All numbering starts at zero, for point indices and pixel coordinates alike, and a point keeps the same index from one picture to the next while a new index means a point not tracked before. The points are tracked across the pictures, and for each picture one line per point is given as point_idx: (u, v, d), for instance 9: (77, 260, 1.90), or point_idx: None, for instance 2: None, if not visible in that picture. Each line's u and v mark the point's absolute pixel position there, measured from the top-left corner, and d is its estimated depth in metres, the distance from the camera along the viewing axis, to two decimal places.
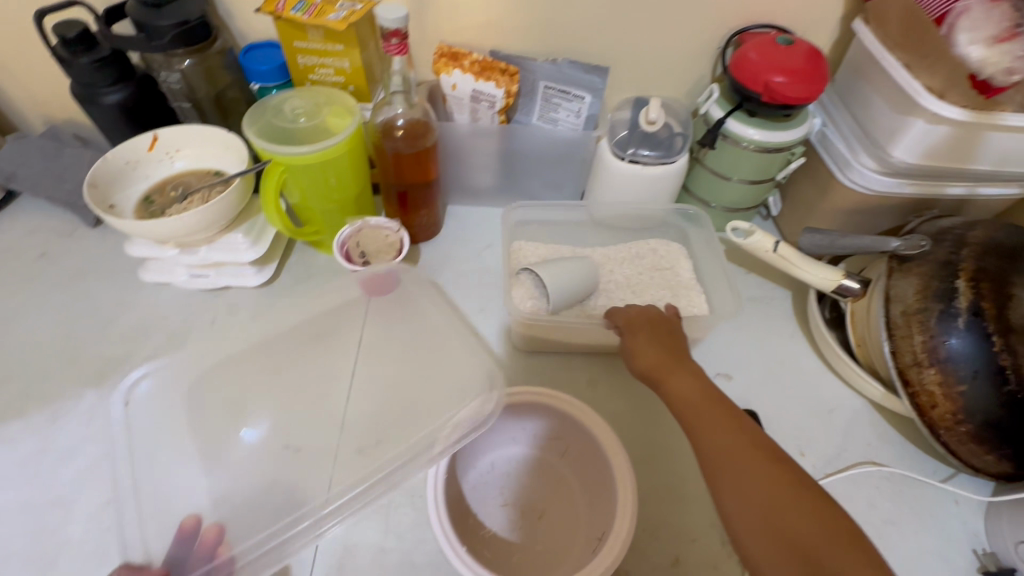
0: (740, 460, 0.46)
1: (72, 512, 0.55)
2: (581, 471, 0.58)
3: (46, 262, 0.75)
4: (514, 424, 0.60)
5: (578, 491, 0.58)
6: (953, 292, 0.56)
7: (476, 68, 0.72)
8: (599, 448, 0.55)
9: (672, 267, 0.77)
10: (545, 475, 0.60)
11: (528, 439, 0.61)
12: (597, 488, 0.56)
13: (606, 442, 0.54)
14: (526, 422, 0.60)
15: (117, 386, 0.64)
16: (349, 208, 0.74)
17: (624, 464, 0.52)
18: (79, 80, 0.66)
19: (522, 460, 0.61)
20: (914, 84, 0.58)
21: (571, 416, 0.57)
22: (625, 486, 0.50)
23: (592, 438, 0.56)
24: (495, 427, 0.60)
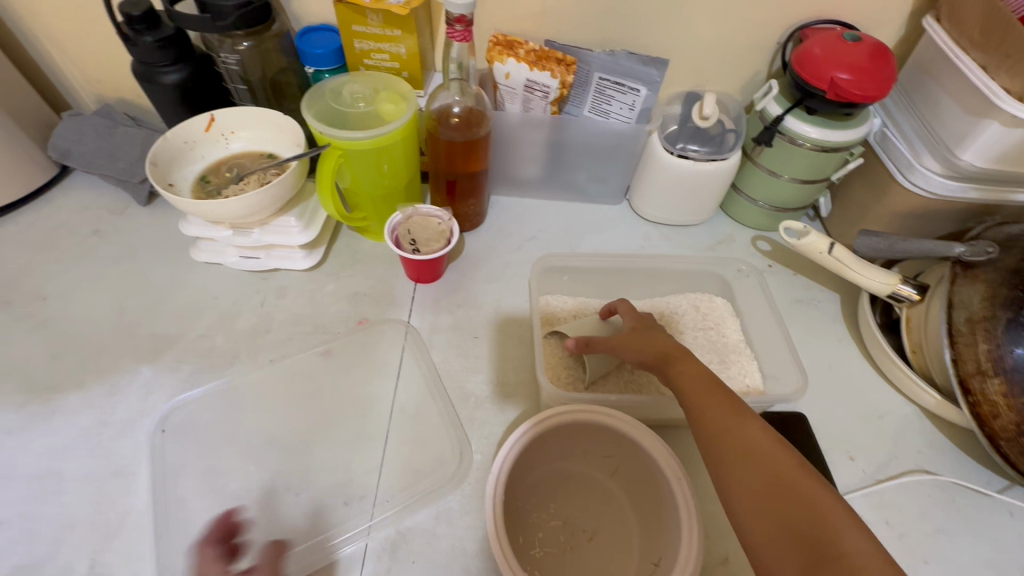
0: (749, 464, 0.43)
1: (131, 484, 0.56)
2: (635, 491, 0.57)
3: (100, 239, 0.76)
4: (567, 441, 0.58)
5: (631, 509, 0.57)
6: (1022, 300, 0.55)
7: (531, 57, 0.71)
8: (658, 469, 0.53)
9: (719, 326, 0.73)
10: (595, 493, 0.59)
11: (579, 457, 0.59)
12: (654, 509, 0.54)
13: (668, 468, 0.52)
14: (579, 440, 0.58)
15: (171, 363, 0.65)
16: (397, 195, 0.74)
17: (689, 490, 0.50)
18: (140, 59, 0.66)
19: (571, 477, 0.59)
20: (992, 85, 0.57)
21: (627, 436, 0.55)
22: (684, 499, 0.50)
23: (648, 458, 0.54)
24: (547, 444, 0.58)
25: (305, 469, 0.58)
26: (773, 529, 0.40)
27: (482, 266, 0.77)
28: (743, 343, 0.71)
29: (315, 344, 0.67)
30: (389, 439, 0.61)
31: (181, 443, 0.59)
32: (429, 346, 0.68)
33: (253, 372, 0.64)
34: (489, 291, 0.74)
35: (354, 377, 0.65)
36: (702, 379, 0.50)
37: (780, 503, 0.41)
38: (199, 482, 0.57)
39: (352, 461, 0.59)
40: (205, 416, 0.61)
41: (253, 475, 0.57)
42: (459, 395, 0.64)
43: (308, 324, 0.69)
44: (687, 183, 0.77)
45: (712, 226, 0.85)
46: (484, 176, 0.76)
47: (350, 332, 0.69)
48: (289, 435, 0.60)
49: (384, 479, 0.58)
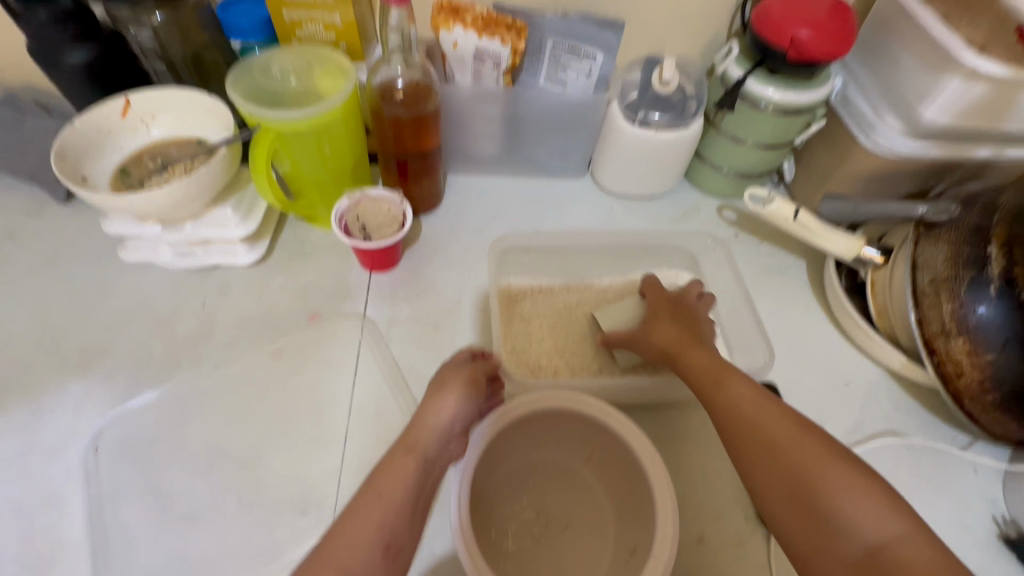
0: (750, 423, 0.44)
1: (66, 510, 0.52)
2: (611, 478, 0.55)
3: (14, 243, 0.69)
4: (540, 429, 0.55)
5: (608, 496, 0.55)
6: (984, 258, 0.55)
7: (479, 24, 0.65)
8: (637, 463, 0.50)
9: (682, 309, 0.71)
10: (569, 480, 0.57)
11: (552, 444, 0.57)
12: (630, 497, 0.52)
13: (646, 456, 0.49)
14: (551, 427, 0.55)
15: (103, 376, 0.59)
16: (345, 180, 0.69)
17: (665, 479, 0.48)
18: (36, 38, 0.58)
19: (545, 465, 0.57)
20: (952, 39, 0.55)
21: (603, 425, 0.52)
22: (660, 489, 0.48)
23: (625, 447, 0.51)
24: (519, 434, 0.55)
25: (258, 482, 0.54)
26: (773, 469, 0.42)
27: (440, 251, 0.73)
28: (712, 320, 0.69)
29: (263, 345, 0.62)
30: (351, 441, 0.57)
31: (120, 461, 0.55)
32: (388, 339, 0.64)
33: (197, 380, 0.60)
34: (449, 276, 0.70)
35: (310, 375, 0.61)
36: (712, 358, 0.51)
37: (782, 444, 0.42)
38: (143, 502, 0.53)
39: (310, 467, 0.55)
40: (145, 432, 0.56)
41: (202, 492, 0.53)
42: (422, 388, 0.60)
43: (254, 324, 0.64)
44: (650, 153, 0.74)
45: (678, 197, 0.83)
46: (437, 154, 0.71)
47: (301, 329, 0.64)
48: (240, 444, 0.56)
49: (346, 485, 0.54)
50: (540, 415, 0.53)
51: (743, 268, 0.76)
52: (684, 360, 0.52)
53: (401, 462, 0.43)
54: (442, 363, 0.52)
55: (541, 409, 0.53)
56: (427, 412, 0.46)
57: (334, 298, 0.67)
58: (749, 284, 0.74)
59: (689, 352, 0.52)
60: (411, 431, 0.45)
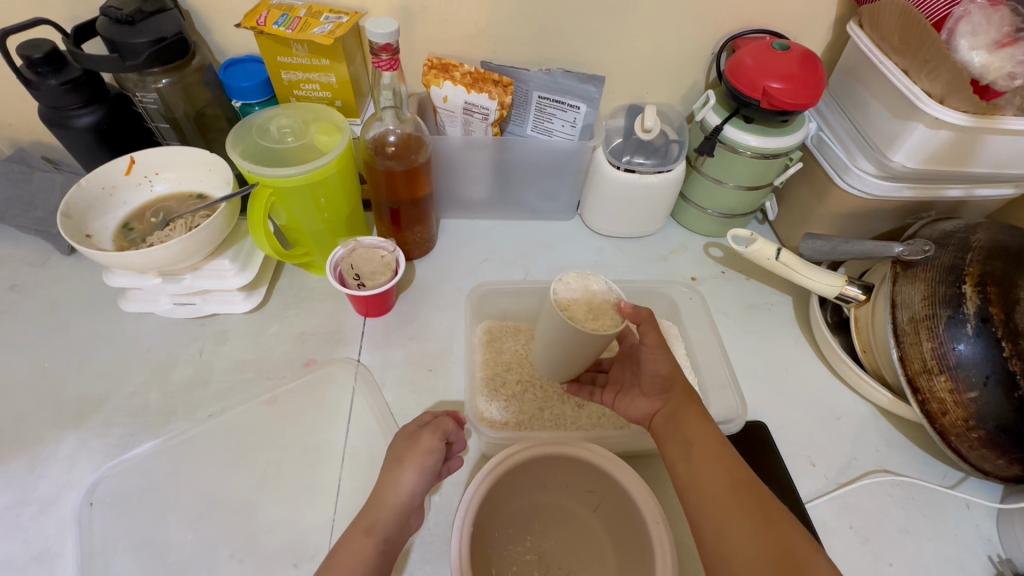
0: (718, 494, 0.47)
1: (57, 565, 0.52)
2: (615, 526, 0.54)
3: (16, 295, 0.71)
4: (548, 472, 0.55)
5: (611, 546, 0.54)
6: (960, 297, 0.56)
7: (467, 80, 0.69)
8: (638, 515, 0.51)
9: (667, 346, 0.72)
10: (573, 527, 0.56)
11: (559, 488, 0.56)
12: (637, 547, 0.51)
13: (648, 509, 0.50)
14: (559, 470, 0.55)
15: (99, 427, 0.60)
16: (340, 228, 0.71)
17: (667, 533, 0.49)
18: (47, 103, 0.62)
19: (550, 509, 0.56)
20: (915, 88, 0.57)
21: (606, 472, 0.53)
22: (661, 542, 0.48)
23: (631, 499, 0.52)
24: (527, 475, 0.55)
25: (250, 532, 0.54)
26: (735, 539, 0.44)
27: (433, 295, 0.75)
28: (690, 365, 0.71)
29: (258, 393, 0.63)
30: (343, 487, 0.57)
31: (113, 513, 0.55)
32: (381, 384, 0.65)
33: (190, 428, 0.60)
34: (442, 319, 0.72)
35: (303, 421, 0.62)
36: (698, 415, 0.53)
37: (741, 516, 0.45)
38: (133, 557, 0.52)
39: (302, 515, 0.55)
40: (139, 483, 0.57)
41: (193, 544, 0.53)
42: None
43: (250, 371, 0.65)
44: (635, 196, 0.77)
45: (665, 236, 0.85)
46: (428, 202, 0.74)
47: (296, 376, 0.65)
48: (232, 493, 0.57)
49: (337, 533, 0.54)
50: (548, 455, 0.53)
51: (730, 305, 0.77)
52: (675, 408, 0.53)
53: (358, 540, 0.47)
54: (403, 429, 0.55)
55: (551, 452, 0.53)
56: (389, 488, 0.50)
57: (329, 343, 0.68)
58: (737, 321, 0.76)
59: (679, 404, 0.54)
60: (373, 505, 0.50)
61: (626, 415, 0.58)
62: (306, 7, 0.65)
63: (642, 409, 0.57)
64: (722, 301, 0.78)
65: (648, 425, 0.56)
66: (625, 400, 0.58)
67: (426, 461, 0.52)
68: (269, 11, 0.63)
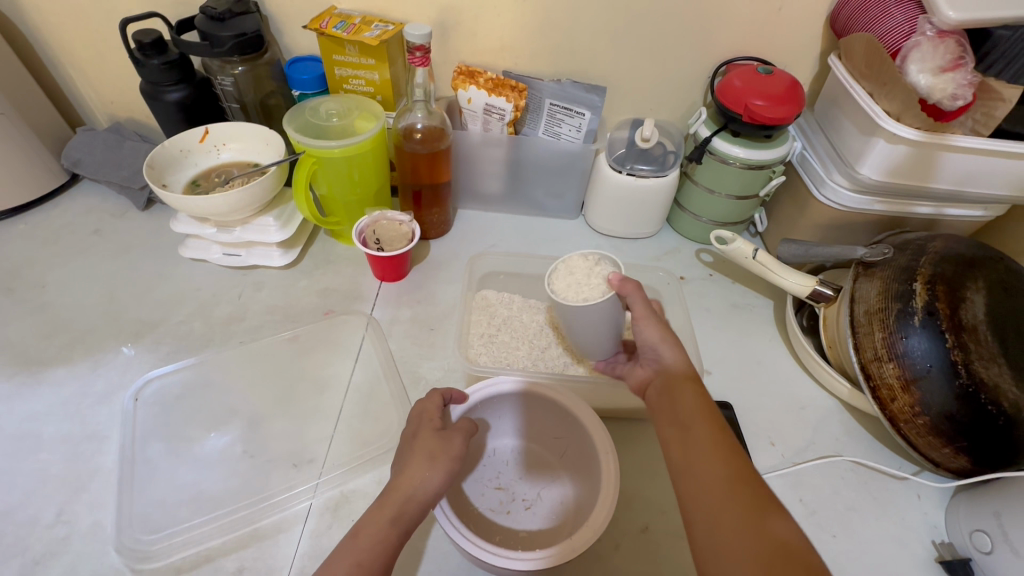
0: (711, 485, 0.45)
1: (104, 445, 0.62)
2: (574, 472, 0.61)
3: (99, 237, 0.84)
4: (520, 416, 0.63)
5: (572, 490, 0.60)
6: (910, 294, 0.61)
7: (489, 85, 0.81)
8: (593, 446, 0.57)
9: None
10: (540, 469, 0.63)
11: (530, 432, 0.64)
12: (589, 486, 0.57)
13: (601, 443, 0.55)
14: (531, 414, 0.63)
15: (151, 344, 0.71)
16: (369, 201, 0.82)
17: (614, 463, 0.54)
18: (147, 79, 0.76)
19: (521, 450, 0.64)
20: (875, 108, 0.66)
21: (568, 411, 0.59)
22: (608, 469, 0.54)
23: (587, 436, 0.58)
24: (502, 414, 0.63)
25: (262, 440, 0.63)
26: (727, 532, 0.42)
27: (443, 268, 0.84)
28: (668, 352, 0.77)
29: (284, 331, 0.73)
30: (344, 415, 0.66)
31: (153, 410, 0.65)
32: (388, 335, 0.74)
33: (223, 352, 0.70)
34: (449, 288, 0.81)
35: (316, 358, 0.71)
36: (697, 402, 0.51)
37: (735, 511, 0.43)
38: (166, 446, 0.62)
39: (307, 432, 0.64)
40: (176, 391, 0.67)
41: (215, 442, 0.63)
42: (410, 377, 0.69)
43: (279, 314, 0.76)
44: (632, 197, 0.85)
45: (660, 239, 0.93)
46: (447, 188, 0.84)
47: (317, 321, 0.75)
48: (252, 406, 0.66)
49: (334, 449, 0.62)
50: (524, 396, 0.61)
51: (713, 303, 0.83)
52: (671, 384, 0.54)
53: (381, 532, 0.46)
54: (430, 423, 0.53)
55: (528, 393, 0.60)
56: (413, 485, 0.48)
57: (348, 298, 0.78)
58: (719, 317, 0.82)
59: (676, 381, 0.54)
60: (397, 499, 0.48)
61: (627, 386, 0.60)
62: (360, 17, 0.78)
63: (638, 378, 0.59)
64: (706, 298, 0.84)
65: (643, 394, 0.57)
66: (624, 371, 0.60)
67: (452, 466, 0.51)
68: (330, 18, 0.76)
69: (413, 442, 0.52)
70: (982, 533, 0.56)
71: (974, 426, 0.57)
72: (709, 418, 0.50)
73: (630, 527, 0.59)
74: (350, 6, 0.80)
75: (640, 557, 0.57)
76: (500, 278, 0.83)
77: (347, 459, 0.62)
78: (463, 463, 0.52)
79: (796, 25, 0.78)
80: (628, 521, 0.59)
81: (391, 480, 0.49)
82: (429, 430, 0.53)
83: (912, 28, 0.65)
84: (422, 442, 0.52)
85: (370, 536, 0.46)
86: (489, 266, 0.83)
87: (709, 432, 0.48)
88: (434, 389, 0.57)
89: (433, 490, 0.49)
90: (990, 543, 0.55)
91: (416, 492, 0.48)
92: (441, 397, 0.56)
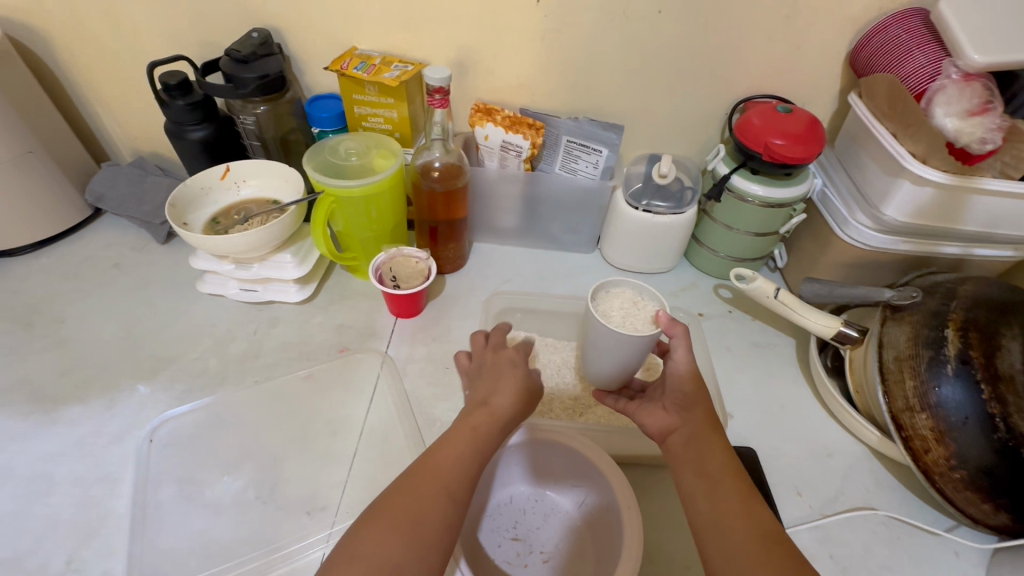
0: (740, 547, 0.44)
1: (117, 487, 0.61)
2: (592, 525, 0.59)
3: (118, 271, 0.85)
4: (534, 464, 0.62)
5: (590, 540, 0.58)
6: (941, 340, 0.59)
7: (507, 122, 0.81)
8: (614, 500, 0.55)
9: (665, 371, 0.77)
10: (559, 518, 0.61)
11: (546, 480, 0.63)
12: (607, 540, 0.56)
13: (622, 497, 0.54)
14: (545, 463, 0.62)
15: (166, 381, 0.71)
16: (385, 238, 0.82)
17: (636, 521, 0.52)
18: (172, 119, 0.78)
19: (540, 498, 0.62)
20: (901, 150, 0.64)
21: (589, 462, 0.58)
22: (630, 529, 0.51)
23: (609, 488, 0.56)
24: (517, 462, 0.62)
25: (276, 482, 0.62)
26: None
27: (458, 303, 0.84)
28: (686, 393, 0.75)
29: (298, 369, 0.73)
30: (357, 460, 0.64)
31: (166, 450, 0.64)
32: (403, 374, 0.73)
33: (238, 389, 0.70)
34: (464, 325, 0.80)
35: (328, 398, 0.70)
36: (725, 458, 0.51)
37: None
38: (179, 488, 0.61)
39: (320, 477, 0.63)
40: (191, 430, 0.66)
41: (230, 483, 0.62)
42: (425, 419, 0.68)
43: (294, 351, 0.75)
44: (649, 234, 0.84)
45: (678, 274, 0.91)
46: (463, 224, 0.84)
47: (332, 358, 0.75)
48: (266, 446, 0.65)
49: (349, 494, 0.61)
50: (540, 448, 0.60)
51: (733, 341, 0.82)
52: (697, 437, 0.52)
53: (487, 430, 0.50)
54: (511, 352, 0.58)
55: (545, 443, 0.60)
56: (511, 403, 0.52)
57: (362, 335, 0.78)
58: (739, 356, 0.80)
59: (706, 437, 0.52)
60: (498, 408, 0.52)
61: (641, 427, 0.58)
62: (381, 58, 0.80)
63: (658, 422, 0.56)
64: (725, 336, 0.82)
65: (662, 440, 0.55)
66: (642, 411, 0.58)
67: (535, 395, 0.56)
68: (351, 59, 0.78)
69: (500, 368, 0.56)
70: None
71: (1015, 482, 0.54)
72: (734, 473, 0.49)
73: None
74: (370, 47, 0.81)
75: None
76: (516, 316, 0.82)
77: (360, 506, 0.60)
78: (539, 396, 0.56)
79: (815, 64, 0.77)
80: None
81: (489, 396, 0.53)
82: (512, 359, 0.57)
83: (936, 71, 0.65)
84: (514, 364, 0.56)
85: (484, 433, 0.50)
86: (506, 307, 0.83)
87: (736, 492, 0.48)
88: (474, 333, 0.63)
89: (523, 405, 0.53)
90: None
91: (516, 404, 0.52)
92: (504, 332, 0.62)
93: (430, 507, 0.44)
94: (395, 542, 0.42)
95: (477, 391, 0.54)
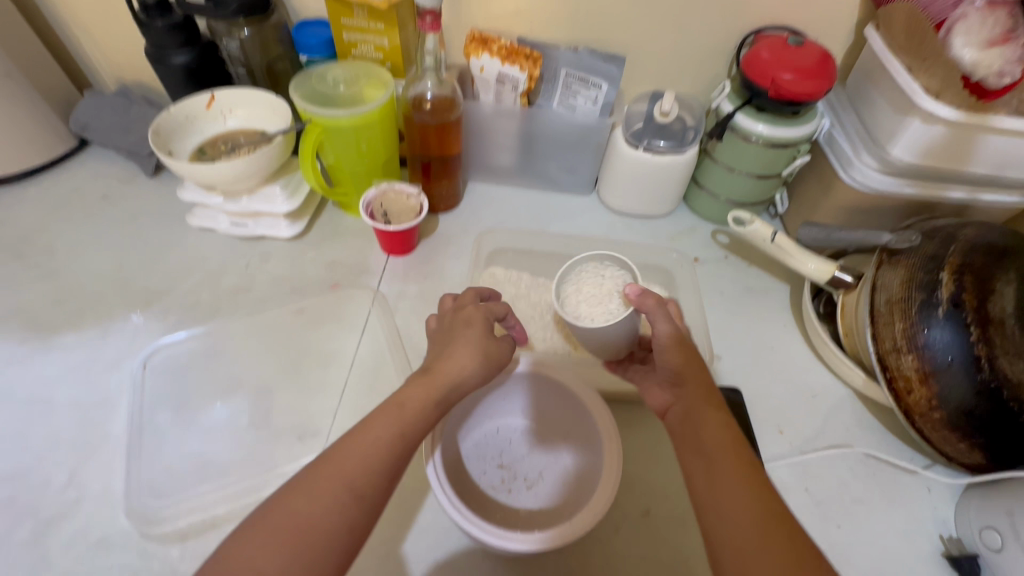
0: (739, 520, 0.43)
1: (115, 412, 0.63)
2: (576, 454, 0.61)
3: (108, 203, 0.84)
4: (523, 397, 0.63)
5: (572, 470, 0.60)
6: (936, 284, 0.58)
7: (504, 52, 0.76)
8: (597, 429, 0.56)
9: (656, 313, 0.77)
10: (544, 449, 0.63)
11: (533, 412, 0.64)
12: (589, 470, 0.57)
13: (604, 426, 0.55)
14: (533, 396, 0.63)
15: (160, 312, 0.72)
16: (377, 173, 0.80)
17: (617, 452, 0.53)
18: (152, 42, 0.74)
19: (526, 430, 0.64)
20: (914, 84, 0.61)
21: (576, 397, 0.58)
22: (612, 460, 0.53)
23: (593, 420, 0.57)
24: (506, 395, 0.63)
25: (268, 410, 0.64)
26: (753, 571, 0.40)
27: (451, 242, 0.83)
28: None
29: (289, 303, 0.73)
30: (347, 392, 0.65)
31: (161, 378, 0.65)
32: (395, 309, 0.74)
33: (230, 322, 0.71)
34: (456, 264, 0.80)
35: (319, 332, 0.71)
36: (723, 429, 0.49)
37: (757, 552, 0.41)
38: (174, 414, 0.63)
39: (311, 406, 0.64)
40: (184, 359, 0.67)
41: (222, 411, 0.64)
42: (416, 354, 0.69)
43: (287, 286, 0.75)
44: (647, 174, 0.82)
45: (676, 218, 0.90)
46: (457, 161, 0.82)
47: (323, 293, 0.75)
48: (258, 377, 0.66)
49: (340, 421, 0.63)
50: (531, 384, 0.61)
51: (727, 286, 0.81)
52: (693, 408, 0.51)
53: (418, 410, 0.48)
54: (476, 312, 0.56)
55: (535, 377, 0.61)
56: (459, 378, 0.51)
57: (354, 271, 0.77)
58: (732, 300, 0.79)
59: (704, 411, 0.51)
60: (438, 382, 0.50)
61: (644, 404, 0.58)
62: None
63: (658, 399, 0.56)
64: (719, 280, 0.82)
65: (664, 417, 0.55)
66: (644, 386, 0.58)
67: (494, 365, 0.54)
68: None
69: (458, 333, 0.54)
70: (992, 531, 0.55)
71: (992, 422, 0.56)
72: (734, 444, 0.48)
73: (632, 507, 0.59)
74: None
75: (641, 540, 0.57)
76: (508, 257, 0.81)
77: None
78: (500, 366, 0.54)
79: None
80: (629, 503, 0.60)
81: (437, 364, 0.52)
82: (473, 321, 0.55)
83: None
84: (471, 326, 0.54)
85: (413, 410, 0.48)
86: (499, 248, 0.82)
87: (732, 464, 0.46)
88: (445, 294, 0.61)
89: (472, 378, 0.52)
90: (1000, 541, 0.54)
91: (462, 379, 0.51)
92: (475, 294, 0.59)
93: (324, 507, 0.43)
94: (279, 553, 0.41)
95: (429, 359, 0.53)
